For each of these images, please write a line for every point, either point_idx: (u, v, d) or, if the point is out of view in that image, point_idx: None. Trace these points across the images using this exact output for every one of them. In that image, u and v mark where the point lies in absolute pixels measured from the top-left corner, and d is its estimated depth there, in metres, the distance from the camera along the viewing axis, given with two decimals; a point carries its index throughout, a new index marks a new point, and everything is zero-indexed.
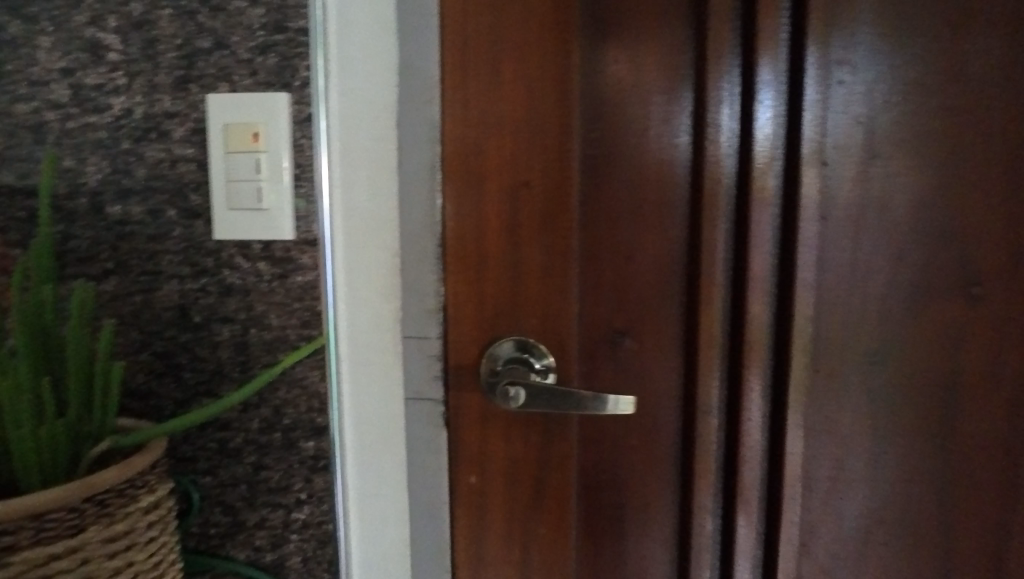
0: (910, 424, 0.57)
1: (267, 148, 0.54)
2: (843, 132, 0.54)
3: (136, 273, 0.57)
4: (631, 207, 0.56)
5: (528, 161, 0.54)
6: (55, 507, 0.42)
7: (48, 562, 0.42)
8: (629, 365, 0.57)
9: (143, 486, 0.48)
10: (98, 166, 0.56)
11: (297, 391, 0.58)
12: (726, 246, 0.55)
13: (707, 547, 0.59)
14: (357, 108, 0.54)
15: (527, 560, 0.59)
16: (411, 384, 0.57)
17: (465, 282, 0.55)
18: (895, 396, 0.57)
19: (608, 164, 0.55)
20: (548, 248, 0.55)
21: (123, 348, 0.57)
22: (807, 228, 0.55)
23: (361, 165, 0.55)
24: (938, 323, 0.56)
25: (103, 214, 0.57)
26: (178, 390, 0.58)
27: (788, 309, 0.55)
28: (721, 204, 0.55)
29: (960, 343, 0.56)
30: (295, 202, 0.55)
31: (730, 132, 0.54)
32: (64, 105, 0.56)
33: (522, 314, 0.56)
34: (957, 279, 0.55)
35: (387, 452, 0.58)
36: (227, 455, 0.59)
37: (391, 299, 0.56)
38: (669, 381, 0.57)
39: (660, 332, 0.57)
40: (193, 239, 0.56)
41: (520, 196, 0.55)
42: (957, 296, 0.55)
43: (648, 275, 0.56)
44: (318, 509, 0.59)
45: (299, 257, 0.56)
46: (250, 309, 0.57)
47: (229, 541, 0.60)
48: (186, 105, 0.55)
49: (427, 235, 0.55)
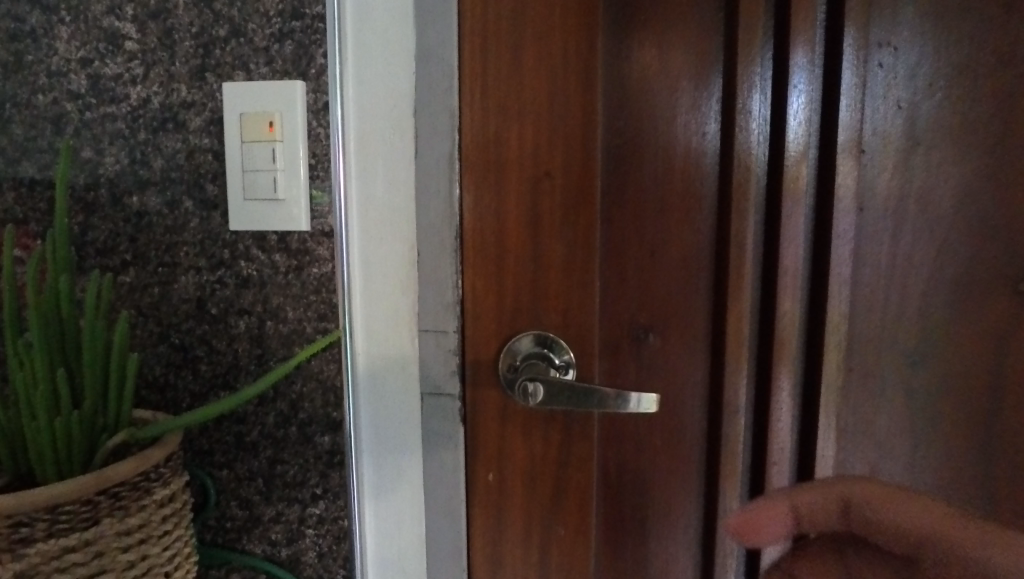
0: (953, 427, 0.54)
1: (283, 137, 0.53)
2: (882, 118, 0.52)
3: (154, 264, 0.57)
4: (656, 198, 0.54)
5: (549, 151, 0.52)
6: (69, 500, 0.42)
7: (62, 555, 0.42)
8: (653, 362, 0.55)
9: (157, 478, 0.48)
10: (116, 156, 0.56)
11: (313, 385, 0.57)
12: (756, 238, 0.53)
13: (732, 551, 0.56)
14: (375, 97, 0.53)
15: (545, 560, 0.57)
16: (428, 379, 0.56)
17: (483, 276, 0.54)
18: (936, 397, 0.54)
19: (633, 153, 0.53)
20: (570, 241, 0.53)
21: (142, 339, 0.57)
22: (843, 220, 0.52)
23: (377, 156, 0.53)
24: (985, 321, 0.53)
25: (121, 205, 0.56)
26: (195, 383, 0.58)
27: (822, 304, 0.53)
28: (753, 194, 0.52)
29: (1008, 343, 0.53)
30: (311, 192, 0.54)
31: (762, 118, 0.52)
32: (83, 95, 0.56)
33: (543, 309, 0.54)
34: (1006, 274, 0.52)
35: (404, 449, 0.56)
36: (244, 448, 0.58)
37: (408, 292, 0.55)
38: (695, 378, 0.55)
39: (686, 328, 0.55)
40: (210, 230, 0.56)
41: (541, 187, 0.53)
42: (1005, 292, 0.52)
43: (674, 269, 0.54)
44: (333, 505, 0.58)
45: (316, 249, 0.55)
46: (266, 301, 0.56)
47: (246, 535, 0.59)
48: (203, 94, 0.55)
49: (445, 227, 0.54)
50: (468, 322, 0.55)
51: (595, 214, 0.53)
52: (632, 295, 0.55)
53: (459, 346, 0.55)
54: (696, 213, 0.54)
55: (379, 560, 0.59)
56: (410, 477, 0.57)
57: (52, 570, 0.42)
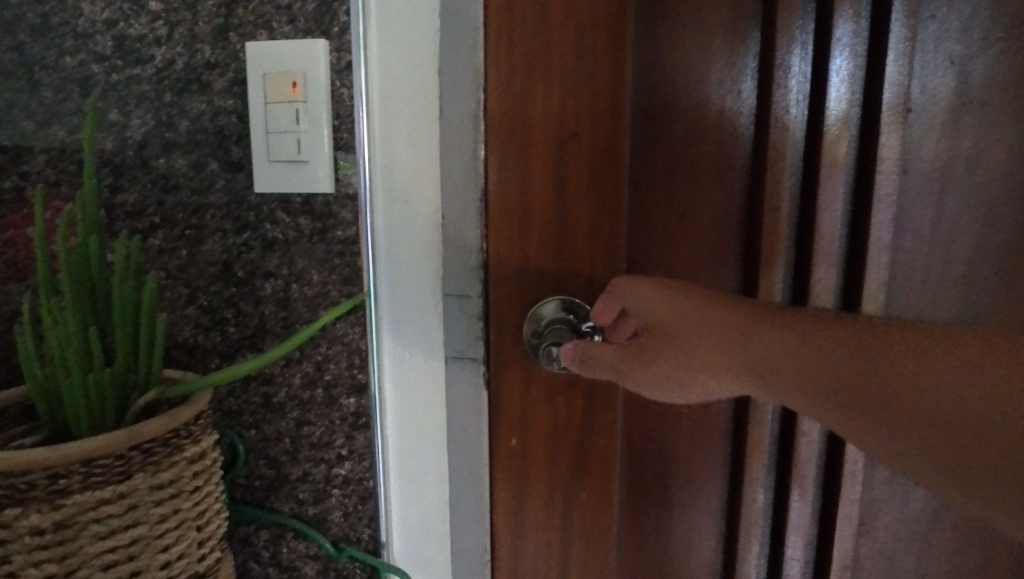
0: None
1: (306, 98, 0.52)
2: (932, 74, 0.49)
3: (181, 227, 0.57)
4: (687, 160, 0.52)
5: (576, 110, 0.51)
6: (103, 454, 0.43)
7: (98, 506, 0.43)
8: None
9: (188, 436, 0.49)
10: (142, 119, 0.56)
11: (338, 347, 0.57)
12: (793, 203, 0.50)
13: (757, 521, 0.56)
14: (398, 55, 0.52)
15: (568, 525, 0.57)
16: (451, 343, 0.56)
17: (506, 240, 0.53)
18: None
19: (664, 113, 0.52)
20: (596, 204, 0.52)
21: (170, 301, 0.58)
22: (885, 183, 0.50)
23: (401, 117, 0.53)
24: None
25: (149, 168, 0.57)
26: (223, 344, 0.58)
27: (859, 271, 0.51)
28: (789, 155, 0.50)
29: None
30: (335, 154, 0.54)
31: (802, 75, 0.49)
32: (108, 57, 0.56)
33: (568, 274, 0.53)
34: None
35: (427, 412, 0.57)
36: (271, 409, 0.59)
37: (432, 256, 0.55)
38: None
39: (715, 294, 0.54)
40: (235, 192, 0.56)
41: (567, 148, 0.51)
42: None
43: (703, 233, 0.53)
44: (359, 465, 0.59)
45: (340, 212, 0.55)
46: (291, 264, 0.56)
47: (274, 493, 0.61)
48: (226, 54, 0.54)
49: (469, 190, 0.53)
50: (491, 287, 0.54)
51: (621, 177, 0.52)
52: (660, 260, 0.54)
53: (483, 311, 0.55)
54: (727, 176, 0.52)
55: (403, 520, 0.60)
56: (434, 438, 0.58)
57: (89, 522, 0.43)
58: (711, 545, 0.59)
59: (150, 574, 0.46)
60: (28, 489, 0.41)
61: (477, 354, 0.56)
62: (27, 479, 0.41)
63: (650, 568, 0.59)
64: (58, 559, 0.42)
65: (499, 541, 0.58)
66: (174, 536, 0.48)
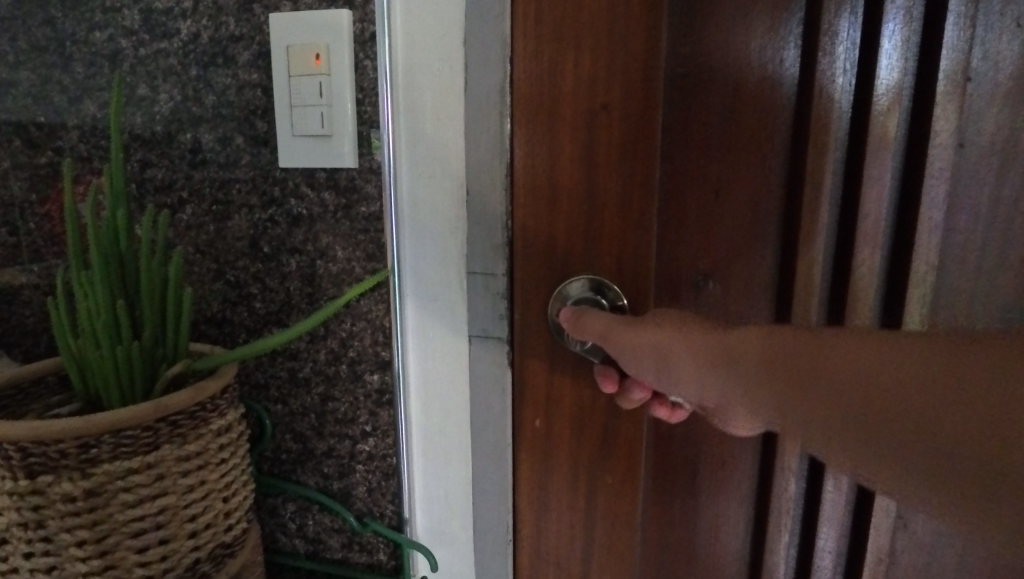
0: None
1: (330, 70, 0.51)
2: (995, 41, 0.46)
3: (209, 202, 0.57)
4: (722, 133, 0.50)
5: (607, 80, 0.48)
6: (131, 425, 0.44)
7: (127, 476, 0.44)
8: (713, 309, 0.52)
9: (214, 409, 0.50)
10: (170, 93, 0.56)
11: (362, 324, 0.57)
12: (836, 178, 0.48)
13: (788, 509, 0.54)
14: (424, 26, 0.51)
15: (591, 508, 0.56)
16: (476, 321, 0.55)
17: (531, 217, 0.51)
18: None
19: (699, 84, 0.49)
20: (626, 180, 0.49)
21: (200, 276, 0.59)
22: (939, 158, 0.46)
23: (427, 89, 0.52)
24: None
25: (177, 143, 0.57)
26: (251, 319, 0.59)
27: (906, 252, 0.48)
28: (835, 128, 0.47)
29: None
30: (359, 128, 0.53)
31: (851, 42, 0.46)
32: (136, 31, 0.56)
33: (596, 253, 0.51)
34: None
35: (450, 390, 0.57)
36: (297, 384, 0.60)
37: (457, 232, 0.54)
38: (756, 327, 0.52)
39: (750, 274, 0.51)
40: (261, 167, 0.55)
41: (597, 120, 0.49)
42: None
43: (739, 211, 0.51)
44: (383, 442, 0.59)
45: (363, 187, 0.54)
46: (315, 240, 0.56)
47: (300, 467, 0.61)
48: (250, 27, 0.53)
49: (495, 164, 0.52)
50: (515, 264, 0.53)
51: (654, 151, 0.48)
52: (693, 239, 0.51)
53: (507, 289, 0.54)
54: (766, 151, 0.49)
55: (425, 496, 0.60)
56: (458, 416, 0.58)
57: (118, 490, 0.44)
58: (740, 533, 0.57)
59: (179, 542, 0.47)
60: (60, 458, 0.42)
61: (501, 333, 0.55)
62: (58, 448, 0.42)
63: (676, 554, 0.58)
64: (90, 526, 0.43)
65: (522, 522, 0.57)
66: (201, 506, 0.49)
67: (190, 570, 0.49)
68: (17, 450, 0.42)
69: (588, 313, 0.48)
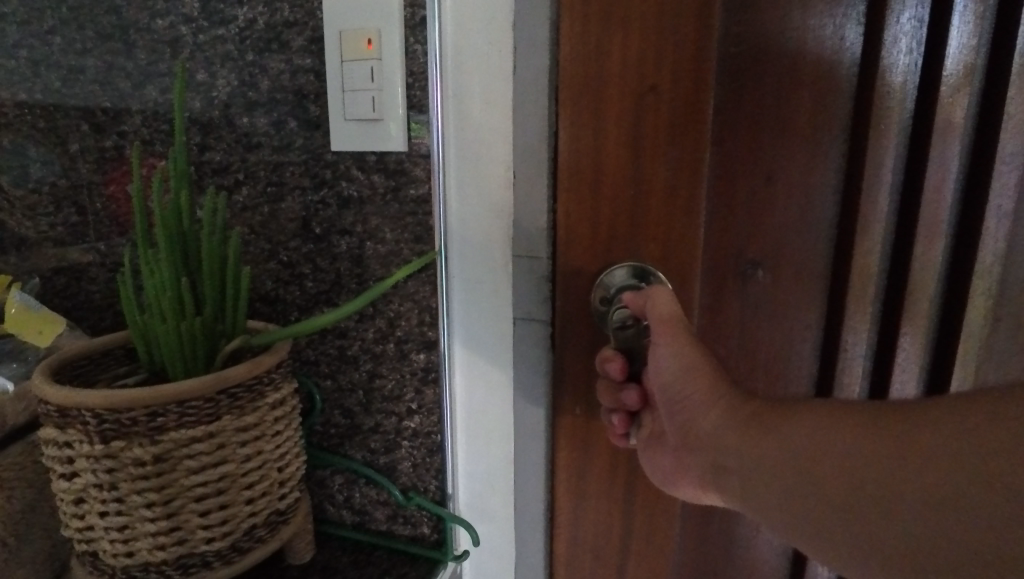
0: None
1: (381, 55, 0.52)
2: None
3: (263, 184, 0.59)
4: (778, 116, 0.48)
5: (657, 62, 0.47)
6: (195, 395, 0.46)
7: (191, 444, 0.47)
8: (762, 300, 0.51)
9: (270, 383, 0.52)
10: (227, 79, 0.58)
11: (409, 304, 0.58)
12: (896, 162, 0.47)
13: None
14: (475, 11, 0.52)
15: (629, 503, 0.55)
16: (520, 304, 0.56)
17: (575, 200, 0.50)
18: None
19: (756, 61, 0.47)
20: (675, 164, 0.48)
21: (254, 256, 0.61)
22: (1010, 143, 0.46)
23: (475, 74, 0.53)
24: None
25: (234, 127, 0.59)
26: (301, 298, 0.61)
27: (972, 238, 0.48)
28: (896, 111, 0.46)
29: None
30: (409, 112, 0.54)
31: (918, 19, 0.45)
32: (195, 18, 0.58)
33: (641, 241, 0.50)
34: None
35: (493, 369, 0.59)
36: (345, 361, 0.62)
37: (504, 215, 0.55)
38: (806, 319, 0.51)
39: (804, 263, 0.50)
40: (313, 151, 0.57)
41: (645, 105, 0.47)
42: None
43: (791, 197, 0.49)
44: (427, 419, 0.60)
45: (412, 170, 0.55)
46: (365, 222, 0.57)
47: (348, 441, 0.63)
48: (304, 12, 0.54)
49: (539, 147, 0.52)
50: (558, 249, 0.52)
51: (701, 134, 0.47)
52: (745, 224, 0.50)
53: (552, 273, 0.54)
54: (823, 134, 0.48)
55: (469, 471, 0.62)
56: (501, 394, 0.59)
57: (183, 456, 0.47)
58: None
59: (237, 507, 0.50)
60: (130, 425, 0.45)
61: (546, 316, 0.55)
62: (129, 416, 0.45)
63: (717, 538, 0.58)
64: (157, 489, 0.46)
65: (558, 515, 0.57)
66: (257, 474, 0.51)
67: (247, 535, 0.51)
68: (93, 416, 0.45)
69: (666, 290, 0.46)
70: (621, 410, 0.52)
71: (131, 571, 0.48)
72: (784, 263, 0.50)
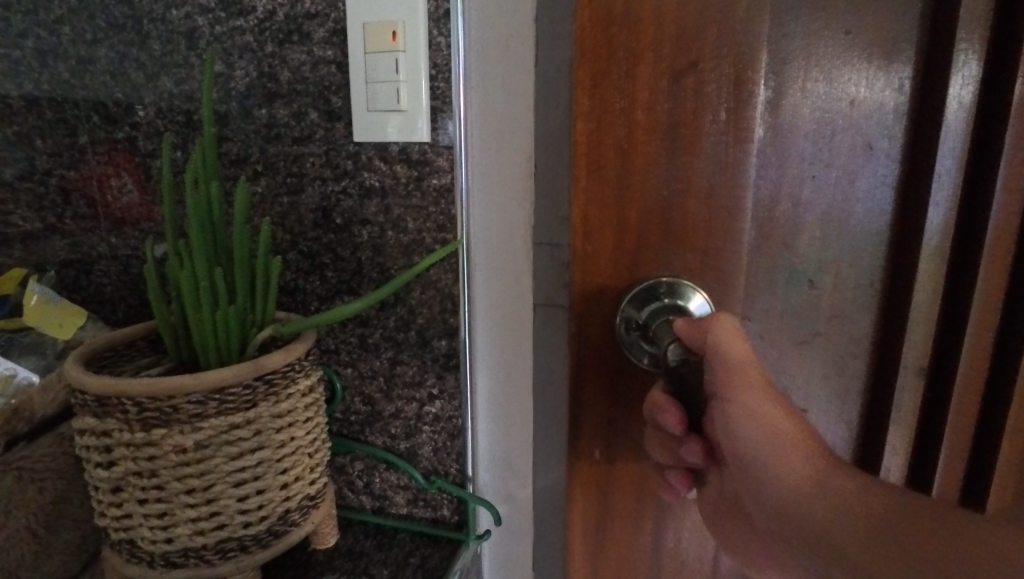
0: None
1: (406, 47, 0.53)
2: None
3: (283, 175, 0.60)
4: (825, 107, 0.44)
5: (696, 44, 0.42)
6: (234, 383, 0.47)
7: (230, 430, 0.48)
8: (801, 305, 0.48)
9: (301, 370, 0.53)
10: (246, 70, 0.58)
11: (431, 293, 0.60)
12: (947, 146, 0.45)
13: None
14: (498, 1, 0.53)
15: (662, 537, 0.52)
16: (540, 290, 0.58)
17: (604, 210, 0.46)
18: None
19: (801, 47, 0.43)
20: (715, 161, 0.44)
21: (274, 246, 0.61)
22: None
23: (498, 65, 0.54)
24: None
25: (252, 118, 0.59)
26: (322, 287, 0.62)
27: None
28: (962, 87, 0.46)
29: None
30: (433, 104, 0.55)
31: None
32: (212, 9, 0.58)
33: (675, 247, 0.46)
34: None
35: (514, 354, 0.61)
36: (366, 349, 0.63)
37: (525, 204, 0.57)
38: (855, 321, 0.48)
39: (849, 264, 0.47)
40: (335, 141, 0.58)
41: (682, 92, 0.43)
42: None
43: (838, 195, 0.46)
44: (449, 404, 0.62)
45: (435, 160, 0.56)
46: (387, 212, 0.58)
47: (368, 427, 0.65)
48: (326, 5, 0.55)
49: (562, 137, 0.53)
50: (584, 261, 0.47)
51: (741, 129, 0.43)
52: (785, 231, 0.46)
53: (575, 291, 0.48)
54: (874, 120, 0.45)
55: (489, 452, 0.64)
56: (520, 377, 0.61)
57: (223, 442, 0.48)
58: None
59: (273, 492, 0.51)
60: (172, 412, 0.46)
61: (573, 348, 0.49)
62: (170, 403, 0.45)
63: None
64: (198, 475, 0.47)
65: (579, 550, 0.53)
66: (292, 459, 0.52)
67: (282, 519, 0.52)
68: (134, 405, 0.45)
69: (733, 323, 0.44)
70: (682, 466, 0.49)
71: (170, 558, 0.49)
72: (827, 267, 0.47)
